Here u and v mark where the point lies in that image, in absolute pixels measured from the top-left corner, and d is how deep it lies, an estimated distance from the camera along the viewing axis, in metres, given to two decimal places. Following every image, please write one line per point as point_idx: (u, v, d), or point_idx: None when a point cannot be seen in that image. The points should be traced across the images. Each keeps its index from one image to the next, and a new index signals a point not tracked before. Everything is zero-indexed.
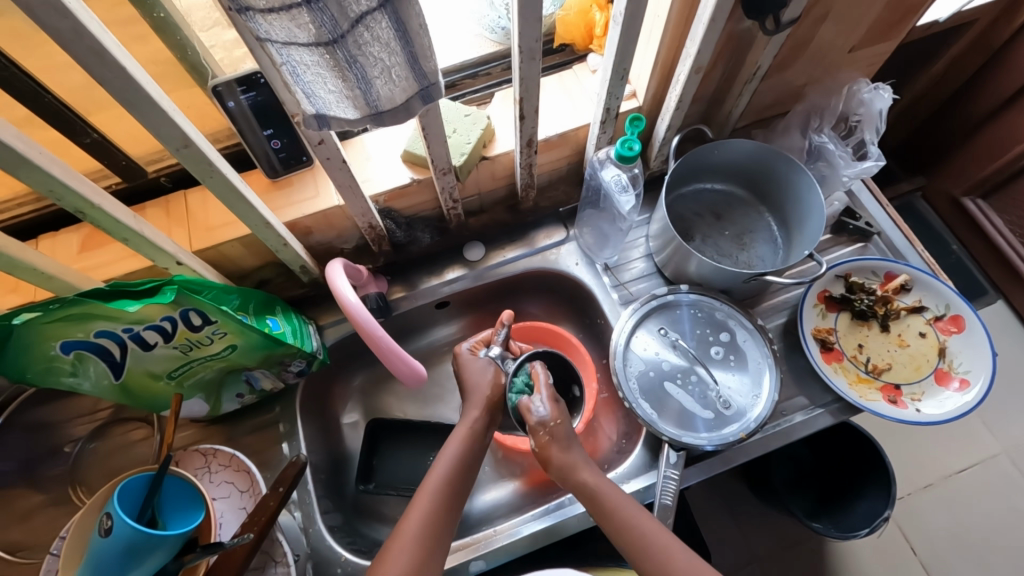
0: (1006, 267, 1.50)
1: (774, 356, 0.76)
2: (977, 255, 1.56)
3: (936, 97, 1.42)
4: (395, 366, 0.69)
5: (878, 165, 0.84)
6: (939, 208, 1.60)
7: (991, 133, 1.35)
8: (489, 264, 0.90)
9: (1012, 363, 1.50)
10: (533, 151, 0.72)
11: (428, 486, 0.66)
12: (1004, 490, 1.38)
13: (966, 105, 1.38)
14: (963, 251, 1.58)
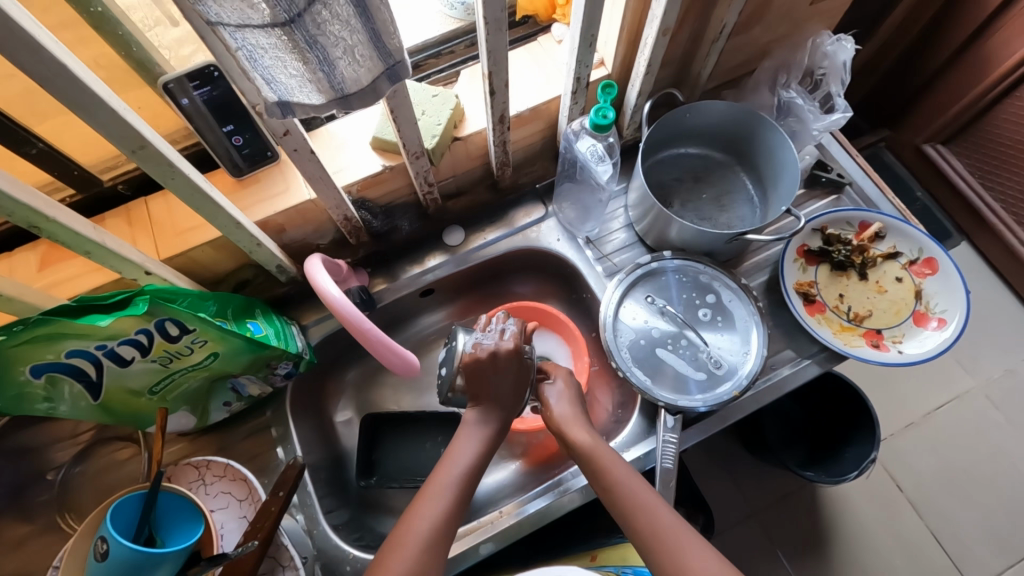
0: (968, 210, 1.56)
1: (760, 313, 0.77)
2: (941, 200, 1.61)
3: (894, 47, 1.45)
4: (388, 360, 0.68)
5: (846, 116, 0.85)
6: (901, 157, 1.64)
7: (949, 81, 1.41)
8: (471, 247, 0.89)
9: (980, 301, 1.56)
10: (505, 127, 0.69)
11: (431, 491, 0.61)
12: (978, 421, 1.46)
13: (923, 53, 1.42)
14: (926, 199, 1.64)
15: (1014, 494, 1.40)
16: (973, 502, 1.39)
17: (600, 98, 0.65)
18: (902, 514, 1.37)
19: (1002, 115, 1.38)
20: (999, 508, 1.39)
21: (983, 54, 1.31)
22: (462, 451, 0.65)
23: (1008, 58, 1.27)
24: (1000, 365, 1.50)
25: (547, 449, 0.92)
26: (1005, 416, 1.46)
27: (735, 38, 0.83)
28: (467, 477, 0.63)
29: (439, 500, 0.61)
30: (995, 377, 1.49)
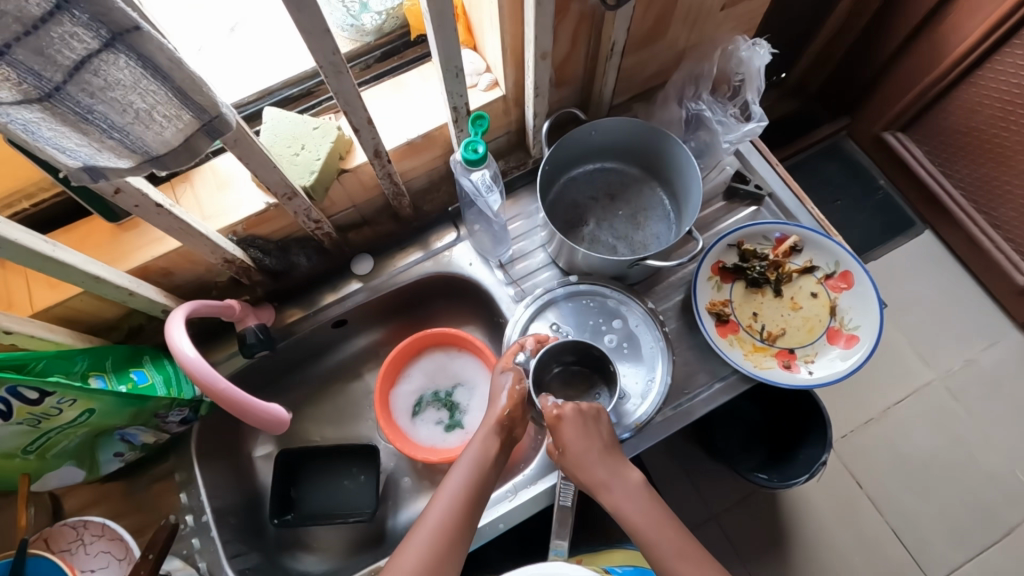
0: (929, 199, 1.53)
1: (665, 339, 0.75)
2: (903, 189, 1.59)
3: (850, 33, 1.42)
4: (248, 416, 0.59)
5: (760, 127, 0.82)
6: (862, 146, 1.63)
7: (905, 68, 1.39)
8: (382, 275, 0.86)
9: (943, 291, 1.54)
10: (384, 161, 0.67)
11: (440, 501, 0.61)
12: (939, 415, 1.44)
13: (875, 39, 1.40)
14: (889, 185, 1.62)
15: (974, 488, 1.38)
16: (933, 497, 1.38)
17: (474, 129, 0.64)
18: (862, 512, 1.36)
19: (958, 100, 1.36)
20: (959, 502, 1.37)
21: (936, 40, 1.30)
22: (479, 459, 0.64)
23: (960, 42, 1.25)
24: (960, 356, 1.48)
25: None
26: (965, 408, 1.44)
27: (639, 50, 0.80)
28: (475, 488, 0.62)
29: (448, 495, 0.61)
30: (956, 369, 1.47)
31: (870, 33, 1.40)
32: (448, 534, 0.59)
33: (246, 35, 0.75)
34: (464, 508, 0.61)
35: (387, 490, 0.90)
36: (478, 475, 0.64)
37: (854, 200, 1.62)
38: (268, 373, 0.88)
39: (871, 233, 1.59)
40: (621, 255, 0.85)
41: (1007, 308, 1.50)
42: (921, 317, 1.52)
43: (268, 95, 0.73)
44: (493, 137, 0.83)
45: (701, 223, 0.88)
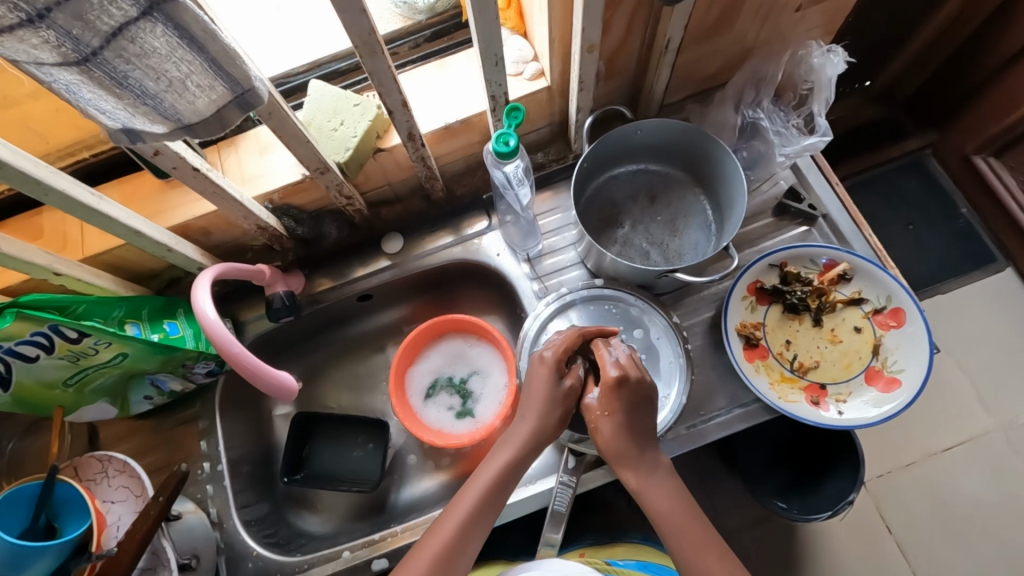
0: (1019, 233, 1.42)
1: (685, 356, 0.72)
2: (988, 219, 1.48)
3: (954, 39, 1.31)
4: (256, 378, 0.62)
5: (823, 141, 0.76)
6: (948, 165, 1.52)
7: (1011, 85, 1.27)
8: (409, 255, 0.87)
9: (1015, 336, 1.42)
10: (417, 144, 0.66)
11: (475, 486, 0.61)
12: (994, 468, 1.33)
13: (980, 50, 1.30)
14: (972, 213, 1.51)
15: (1022, 553, 1.27)
16: (972, 556, 1.28)
17: (508, 121, 0.61)
18: (889, 559, 1.27)
19: None
20: (1001, 564, 1.27)
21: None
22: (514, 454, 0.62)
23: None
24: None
25: (476, 460, 0.90)
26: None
27: (700, 47, 0.75)
28: (512, 468, 0.62)
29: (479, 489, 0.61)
30: (1019, 422, 1.35)
31: (977, 43, 1.29)
32: (477, 524, 0.59)
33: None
34: (495, 499, 0.61)
35: (393, 465, 0.92)
36: (512, 471, 0.62)
37: (931, 223, 1.51)
38: (294, 336, 0.91)
39: (945, 263, 1.48)
40: (653, 262, 0.82)
41: None
42: (987, 359, 1.40)
43: (318, 67, 0.74)
44: (534, 126, 0.81)
45: (744, 239, 0.82)
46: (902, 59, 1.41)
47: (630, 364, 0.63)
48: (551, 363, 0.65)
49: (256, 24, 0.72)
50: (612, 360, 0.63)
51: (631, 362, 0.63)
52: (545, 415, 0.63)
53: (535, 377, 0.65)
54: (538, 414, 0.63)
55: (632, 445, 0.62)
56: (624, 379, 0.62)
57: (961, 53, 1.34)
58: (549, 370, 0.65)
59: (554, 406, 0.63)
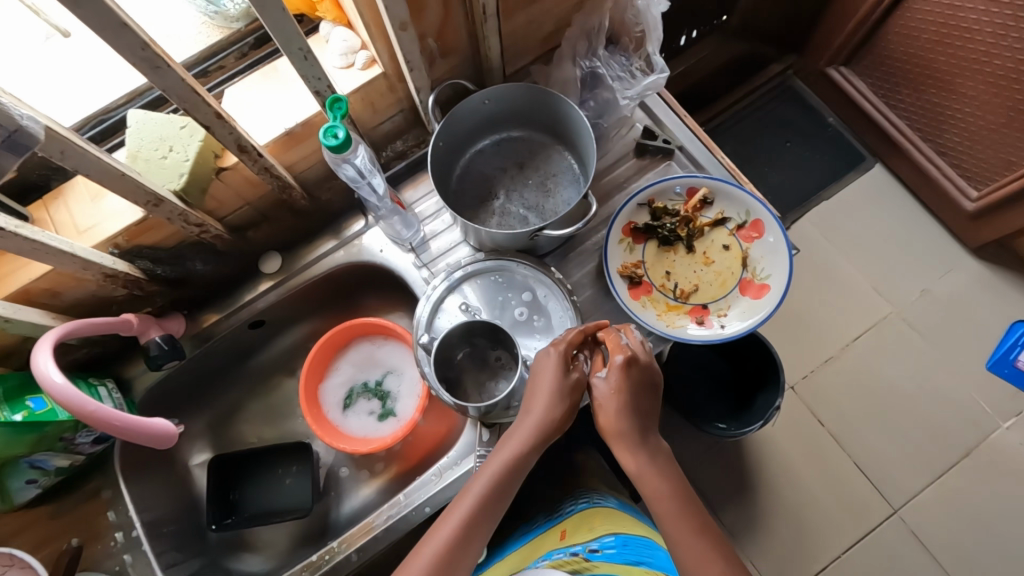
0: (879, 132, 1.55)
1: (573, 309, 0.73)
2: (852, 123, 1.61)
3: None
4: (135, 433, 0.64)
5: (662, 77, 0.79)
6: (811, 83, 1.65)
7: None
8: (290, 272, 0.84)
9: (893, 224, 1.55)
10: (252, 155, 0.63)
11: (476, 485, 0.60)
12: (898, 344, 1.45)
13: None
14: (838, 121, 1.64)
15: (934, 415, 1.40)
16: (896, 430, 1.39)
17: (335, 113, 0.60)
18: (825, 451, 1.38)
19: (896, 27, 1.37)
20: (921, 430, 1.39)
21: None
22: (520, 454, 0.61)
23: None
24: (915, 287, 1.50)
25: (410, 458, 0.89)
26: (924, 338, 1.46)
27: (528, 8, 0.76)
28: (519, 464, 0.61)
29: (478, 491, 0.60)
30: (911, 299, 1.49)
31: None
32: (478, 525, 0.59)
33: (85, 48, 0.71)
34: (499, 497, 0.61)
35: (327, 484, 0.90)
36: (518, 469, 0.61)
37: (804, 137, 1.64)
38: (193, 381, 0.86)
39: (824, 172, 1.61)
40: (532, 225, 0.83)
41: (958, 235, 1.52)
42: (875, 249, 1.53)
43: (140, 95, 0.71)
44: (385, 116, 0.79)
45: (613, 184, 0.85)
46: None
47: (639, 351, 0.65)
48: (560, 355, 0.65)
49: (55, 78, 0.70)
50: (625, 344, 0.64)
51: (640, 347, 0.65)
52: (553, 406, 0.63)
53: (544, 368, 0.65)
54: (545, 406, 0.63)
55: (623, 432, 0.63)
56: (636, 362, 0.63)
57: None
58: (560, 359, 0.65)
59: (562, 393, 0.63)
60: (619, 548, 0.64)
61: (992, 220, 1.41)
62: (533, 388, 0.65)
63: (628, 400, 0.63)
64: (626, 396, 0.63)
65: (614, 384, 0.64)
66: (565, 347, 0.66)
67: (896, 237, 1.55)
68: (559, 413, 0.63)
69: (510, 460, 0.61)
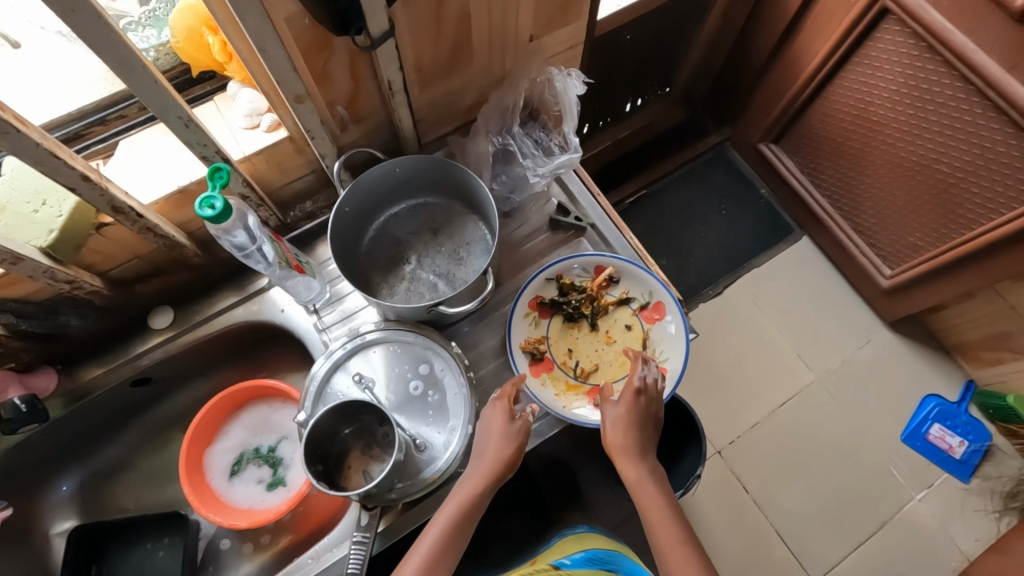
0: (802, 205, 1.61)
1: (467, 385, 0.72)
2: (781, 196, 1.67)
3: (722, 46, 1.52)
4: None
5: (574, 157, 0.83)
6: (744, 154, 1.72)
7: (770, 81, 1.48)
8: (181, 329, 0.80)
9: (818, 294, 1.61)
10: (129, 215, 0.60)
11: (421, 544, 0.59)
12: (818, 412, 1.49)
13: (742, 56, 1.51)
14: (770, 194, 1.71)
15: (852, 486, 1.42)
16: (815, 500, 1.41)
17: (216, 181, 0.58)
18: (746, 520, 1.38)
19: (818, 112, 1.41)
20: (839, 501, 1.41)
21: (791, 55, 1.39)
22: (478, 493, 0.62)
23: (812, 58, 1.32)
24: (836, 356, 1.54)
25: (299, 531, 0.84)
26: (843, 407, 1.49)
27: (444, 81, 0.77)
28: (463, 516, 0.61)
29: (422, 552, 0.58)
30: (831, 368, 1.53)
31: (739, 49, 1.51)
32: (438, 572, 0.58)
33: None
34: (457, 543, 0.60)
35: (206, 558, 0.83)
36: (474, 508, 0.62)
37: (737, 206, 1.70)
38: (65, 439, 0.80)
39: (755, 239, 1.67)
40: (441, 293, 0.81)
41: (875, 308, 1.58)
42: (800, 317, 1.59)
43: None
44: (295, 176, 0.77)
45: (528, 258, 0.86)
46: (686, 68, 1.62)
47: (650, 386, 0.70)
48: (505, 412, 0.67)
49: None
50: (642, 377, 0.70)
51: (653, 385, 0.70)
52: (500, 458, 0.64)
53: (491, 420, 0.67)
54: (492, 453, 0.64)
55: (629, 448, 0.66)
56: (641, 395, 0.69)
57: (731, 57, 1.55)
58: (505, 410, 0.68)
59: (509, 440, 0.65)
60: (587, 558, 0.68)
61: (904, 298, 1.46)
62: (480, 442, 0.66)
63: (627, 428, 0.67)
64: (627, 425, 0.67)
65: (622, 412, 0.68)
66: (507, 402, 0.68)
67: (821, 306, 1.60)
68: (512, 453, 0.64)
69: (465, 503, 0.62)
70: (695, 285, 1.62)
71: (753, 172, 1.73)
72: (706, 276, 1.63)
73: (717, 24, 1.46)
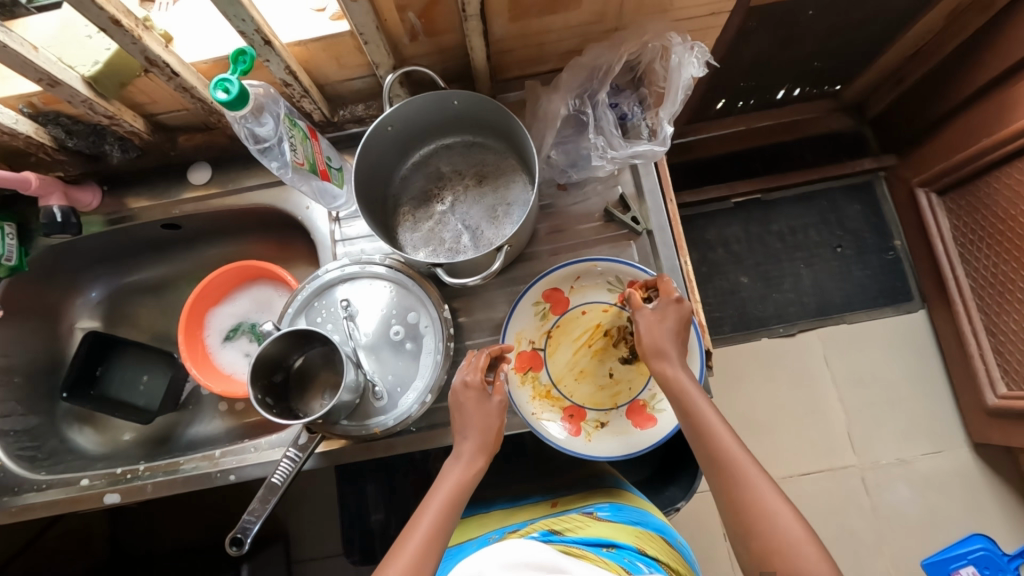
0: (936, 276, 1.33)
1: (444, 353, 0.68)
2: (916, 257, 1.39)
3: (929, 56, 1.21)
4: None
5: (658, 151, 0.71)
6: (894, 193, 1.42)
7: (968, 123, 1.18)
8: (212, 190, 0.81)
9: (906, 381, 1.37)
10: (164, 71, 0.59)
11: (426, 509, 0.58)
12: (845, 502, 1.30)
13: (950, 76, 1.20)
14: (904, 248, 1.42)
15: None
16: None
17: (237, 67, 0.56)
18: None
19: (1007, 178, 1.11)
20: None
21: (1009, 100, 1.08)
22: (475, 470, 0.61)
23: None
24: (892, 452, 1.33)
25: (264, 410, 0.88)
26: (873, 507, 1.30)
27: (545, 15, 0.67)
28: (459, 491, 0.59)
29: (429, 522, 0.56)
30: (881, 463, 1.32)
31: (949, 71, 1.20)
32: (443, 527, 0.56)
33: None
34: (454, 511, 0.58)
35: (187, 400, 0.91)
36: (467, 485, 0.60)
37: (860, 251, 1.43)
38: (102, 252, 0.87)
39: (861, 292, 1.41)
40: (462, 246, 0.75)
41: (966, 421, 1.32)
42: (872, 395, 1.36)
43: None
44: (354, 74, 0.72)
45: (565, 242, 0.77)
46: (872, 68, 1.31)
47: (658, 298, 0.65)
48: (475, 389, 0.63)
49: None
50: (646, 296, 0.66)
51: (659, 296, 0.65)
52: (491, 439, 0.63)
53: (464, 402, 0.63)
54: (477, 436, 0.62)
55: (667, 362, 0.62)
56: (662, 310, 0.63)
57: (933, 75, 1.24)
58: (477, 391, 0.64)
59: (492, 419, 0.63)
60: (614, 511, 0.71)
61: (1007, 425, 1.20)
62: (458, 418, 0.64)
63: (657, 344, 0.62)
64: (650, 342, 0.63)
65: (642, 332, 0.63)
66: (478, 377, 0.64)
67: (904, 394, 1.36)
68: (495, 427, 0.63)
69: (460, 478, 0.60)
70: (767, 315, 1.41)
71: (896, 217, 1.44)
72: (787, 310, 1.40)
73: (934, 29, 1.15)
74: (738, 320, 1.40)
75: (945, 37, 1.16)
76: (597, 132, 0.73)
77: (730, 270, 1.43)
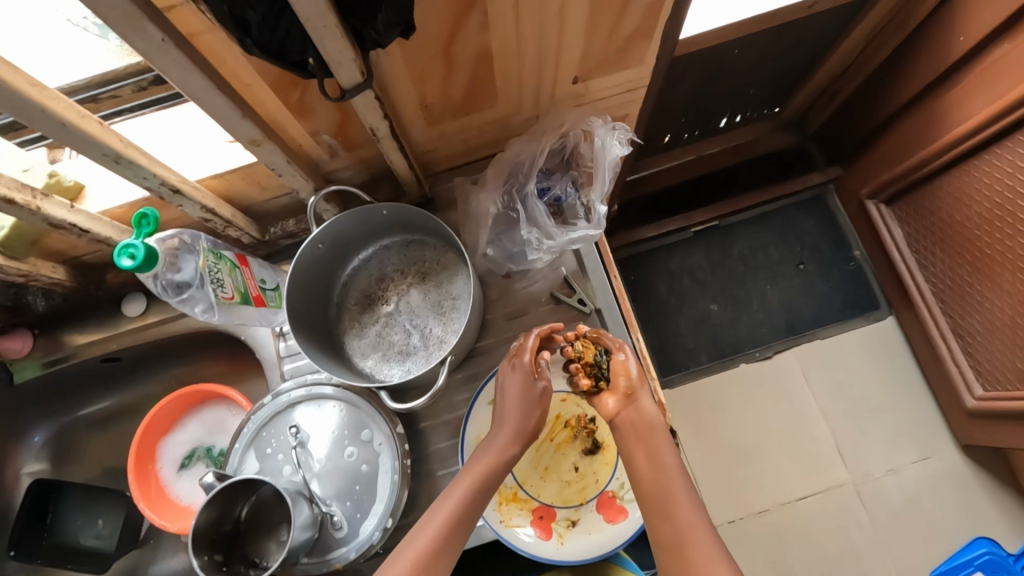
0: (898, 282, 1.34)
1: (401, 471, 0.65)
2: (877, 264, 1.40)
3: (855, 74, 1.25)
4: None
5: (594, 235, 0.71)
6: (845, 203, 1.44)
7: (902, 136, 1.21)
8: (149, 320, 0.78)
9: (885, 389, 1.37)
10: (74, 229, 0.57)
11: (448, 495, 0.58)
12: (845, 524, 1.28)
13: (877, 92, 1.23)
14: (864, 257, 1.44)
15: None
16: None
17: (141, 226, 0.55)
18: None
19: (949, 187, 1.13)
20: None
21: (936, 112, 1.11)
22: (504, 457, 0.61)
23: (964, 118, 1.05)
24: (883, 463, 1.31)
25: None
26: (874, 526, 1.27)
27: (462, 116, 0.67)
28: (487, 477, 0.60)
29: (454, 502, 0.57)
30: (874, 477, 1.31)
31: (876, 88, 1.24)
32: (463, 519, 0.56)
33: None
34: (481, 497, 0.58)
35: (147, 537, 0.86)
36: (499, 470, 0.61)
37: (822, 266, 1.45)
38: (42, 394, 0.83)
39: (828, 306, 1.42)
40: (411, 348, 0.74)
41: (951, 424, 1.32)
42: (855, 408, 1.36)
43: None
44: (280, 193, 0.70)
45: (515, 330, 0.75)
46: (804, 90, 1.35)
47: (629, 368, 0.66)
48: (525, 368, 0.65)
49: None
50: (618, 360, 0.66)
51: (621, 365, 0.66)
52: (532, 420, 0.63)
53: (509, 383, 0.65)
54: (516, 421, 0.63)
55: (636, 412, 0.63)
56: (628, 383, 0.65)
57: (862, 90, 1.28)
58: (523, 377, 0.64)
59: (532, 407, 0.64)
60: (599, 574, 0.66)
61: (990, 425, 1.19)
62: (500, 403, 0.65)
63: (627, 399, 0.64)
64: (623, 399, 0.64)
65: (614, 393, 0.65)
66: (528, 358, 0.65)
67: (886, 404, 1.36)
68: (533, 422, 0.63)
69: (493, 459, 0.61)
70: (741, 339, 1.41)
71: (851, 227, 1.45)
72: (760, 333, 1.41)
73: (855, 50, 1.20)
74: (713, 350, 1.40)
75: (868, 55, 1.20)
76: (530, 221, 0.72)
77: (698, 298, 1.44)
